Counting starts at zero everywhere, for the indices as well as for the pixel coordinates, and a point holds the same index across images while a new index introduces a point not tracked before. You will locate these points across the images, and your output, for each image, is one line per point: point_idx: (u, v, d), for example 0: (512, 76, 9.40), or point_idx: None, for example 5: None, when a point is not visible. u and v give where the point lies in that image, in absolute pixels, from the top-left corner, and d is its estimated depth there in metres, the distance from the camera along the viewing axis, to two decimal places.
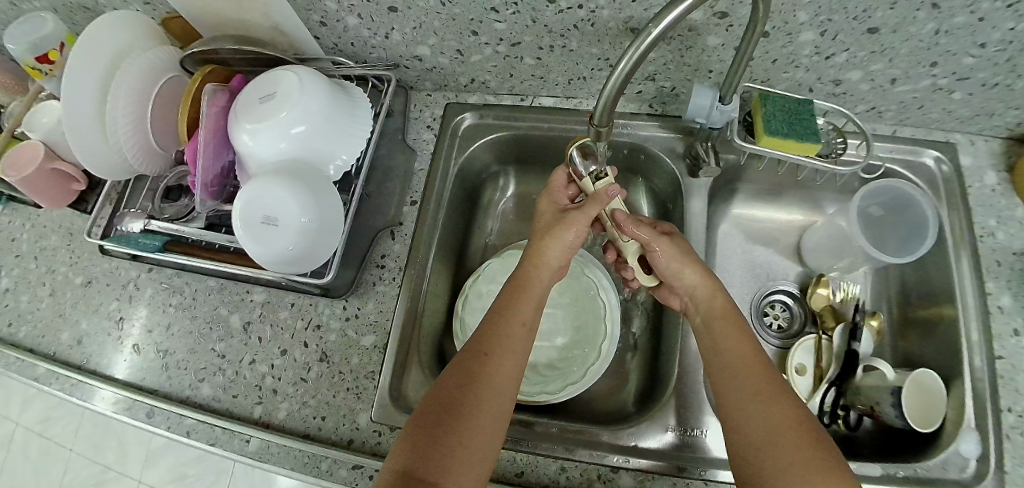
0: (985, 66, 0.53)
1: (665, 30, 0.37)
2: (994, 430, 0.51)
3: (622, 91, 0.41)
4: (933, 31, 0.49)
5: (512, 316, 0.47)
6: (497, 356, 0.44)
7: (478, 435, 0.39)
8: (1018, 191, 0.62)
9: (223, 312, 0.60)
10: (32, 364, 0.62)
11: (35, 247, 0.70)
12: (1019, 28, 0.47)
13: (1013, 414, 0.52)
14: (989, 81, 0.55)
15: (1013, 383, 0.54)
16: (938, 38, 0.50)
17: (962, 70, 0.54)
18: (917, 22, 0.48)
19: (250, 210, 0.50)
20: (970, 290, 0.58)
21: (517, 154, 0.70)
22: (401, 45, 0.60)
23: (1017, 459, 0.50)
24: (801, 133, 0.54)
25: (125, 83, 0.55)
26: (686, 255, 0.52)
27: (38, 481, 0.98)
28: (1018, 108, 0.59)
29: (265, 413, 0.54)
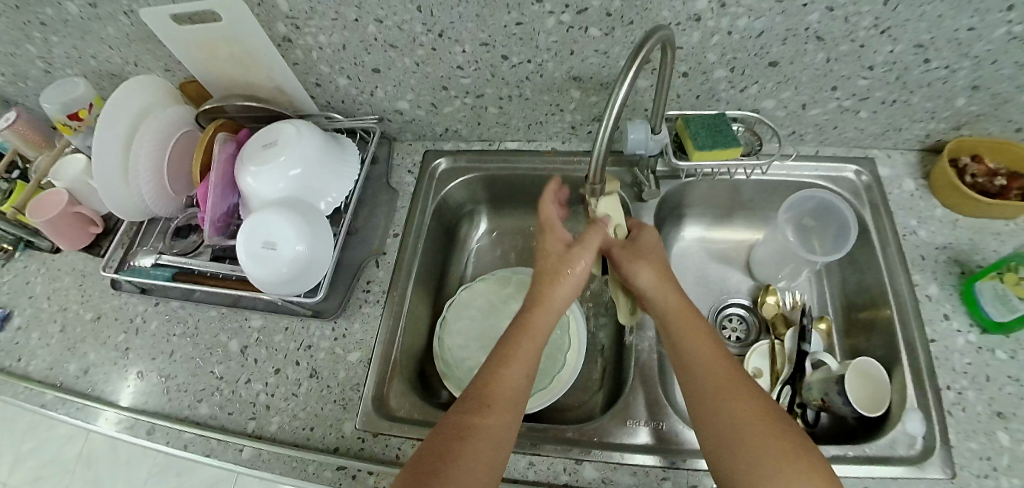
0: (880, 85, 0.63)
1: (624, 99, 0.44)
2: (935, 408, 0.56)
3: (609, 149, 0.49)
4: (825, 60, 0.60)
5: (506, 376, 0.49)
6: (492, 403, 0.46)
7: (470, 474, 0.42)
8: (934, 193, 0.71)
9: (222, 338, 0.66)
10: (40, 392, 0.67)
11: (48, 288, 0.77)
12: (896, 50, 0.58)
13: (953, 391, 0.57)
14: (888, 98, 0.65)
15: (949, 362, 0.59)
16: (831, 65, 0.61)
17: (860, 91, 0.64)
18: (809, 53, 0.59)
19: (254, 238, 0.57)
20: (901, 281, 0.65)
21: (488, 195, 0.79)
22: (384, 101, 0.70)
23: (961, 432, 0.55)
24: (725, 141, 0.63)
25: (149, 135, 0.64)
26: (646, 253, 0.59)
27: None
28: (921, 120, 0.69)
29: (258, 427, 0.58)
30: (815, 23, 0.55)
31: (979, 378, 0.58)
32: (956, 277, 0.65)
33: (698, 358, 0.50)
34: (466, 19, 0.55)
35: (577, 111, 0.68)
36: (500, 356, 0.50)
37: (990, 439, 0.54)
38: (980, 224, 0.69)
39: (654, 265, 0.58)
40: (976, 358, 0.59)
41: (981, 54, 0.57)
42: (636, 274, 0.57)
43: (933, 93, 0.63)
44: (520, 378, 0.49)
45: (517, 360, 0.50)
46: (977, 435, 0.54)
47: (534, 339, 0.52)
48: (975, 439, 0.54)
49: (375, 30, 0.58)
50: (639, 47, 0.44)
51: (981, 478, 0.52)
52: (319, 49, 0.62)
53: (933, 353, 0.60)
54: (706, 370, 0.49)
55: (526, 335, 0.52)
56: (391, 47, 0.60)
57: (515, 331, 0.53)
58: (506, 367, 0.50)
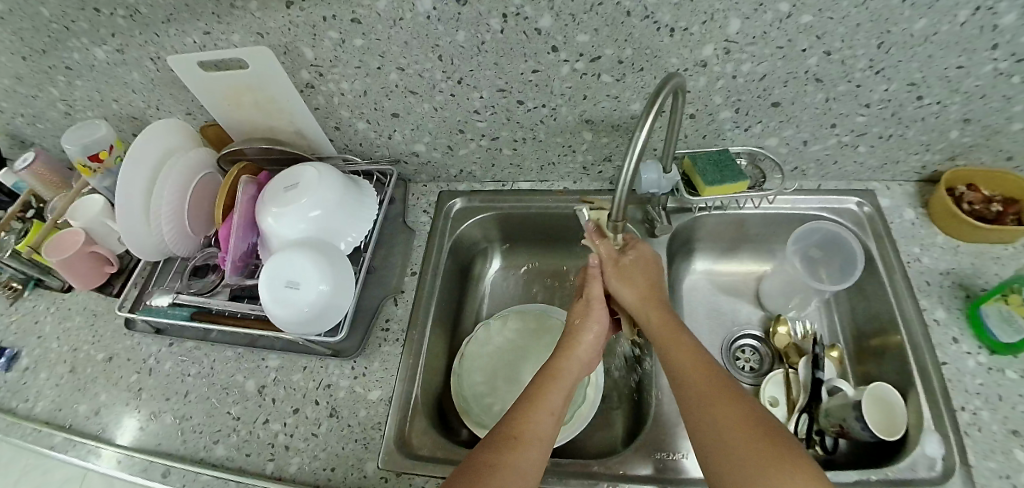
0: (875, 121, 0.67)
1: (644, 140, 0.46)
2: (952, 429, 0.57)
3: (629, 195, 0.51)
4: (825, 99, 0.63)
5: (531, 414, 0.50)
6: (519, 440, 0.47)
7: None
8: (934, 221, 0.74)
9: (239, 378, 0.66)
10: (49, 434, 0.66)
11: (58, 328, 0.76)
12: (890, 89, 0.61)
13: (967, 412, 0.59)
14: (884, 133, 0.69)
15: (961, 384, 0.61)
16: (830, 104, 0.64)
17: (858, 127, 0.68)
18: (809, 94, 0.62)
19: (277, 278, 0.58)
20: (909, 306, 0.67)
21: (501, 233, 0.81)
22: (401, 143, 0.73)
23: (979, 453, 0.56)
24: (731, 176, 0.66)
25: (172, 177, 0.65)
26: (639, 273, 0.62)
27: None
28: (917, 153, 0.72)
29: (276, 469, 0.58)
30: (814, 67, 0.59)
31: (991, 398, 0.59)
32: (961, 301, 0.67)
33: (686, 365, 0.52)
34: (485, 67, 0.58)
35: (589, 152, 0.71)
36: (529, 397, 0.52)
37: (1008, 458, 0.55)
38: (980, 249, 0.72)
39: (638, 276, 0.61)
40: (987, 379, 0.61)
41: (972, 90, 0.61)
42: (618, 290, 0.61)
43: (928, 127, 0.67)
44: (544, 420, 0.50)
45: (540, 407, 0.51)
46: (995, 454, 0.55)
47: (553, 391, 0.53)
48: (993, 458, 0.55)
49: (396, 78, 0.61)
50: (657, 92, 0.46)
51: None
52: (341, 95, 0.64)
53: (945, 375, 0.62)
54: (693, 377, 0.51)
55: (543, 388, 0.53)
56: (412, 94, 0.63)
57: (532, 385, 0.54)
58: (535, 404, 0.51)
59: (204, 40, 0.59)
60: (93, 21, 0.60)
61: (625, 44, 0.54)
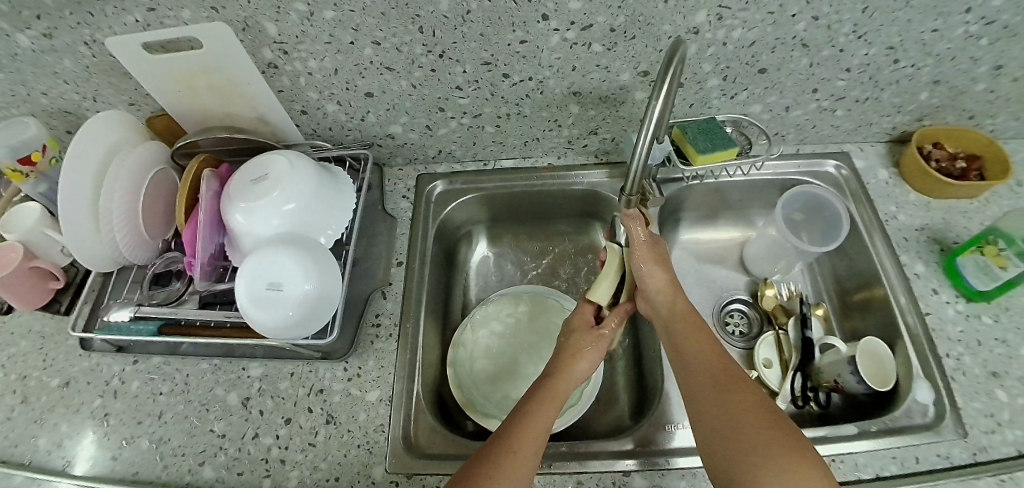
0: (855, 85, 0.67)
1: (659, 115, 0.45)
2: (940, 375, 0.60)
3: (644, 169, 0.50)
4: (809, 64, 0.63)
5: (536, 416, 0.48)
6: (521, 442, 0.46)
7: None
8: (906, 181, 0.76)
9: (220, 391, 0.61)
10: (4, 474, 0.59)
11: (0, 356, 0.68)
12: (871, 53, 0.62)
13: (952, 358, 0.61)
14: (862, 97, 0.70)
15: (944, 333, 0.63)
16: (813, 69, 0.64)
17: (839, 91, 0.68)
18: (794, 60, 0.62)
19: (255, 280, 0.53)
20: (890, 261, 0.69)
21: (486, 214, 0.78)
22: (375, 125, 0.68)
23: (966, 395, 0.58)
24: (722, 144, 0.66)
25: (122, 175, 0.58)
26: (662, 260, 0.59)
27: None
28: (889, 115, 0.74)
29: (274, 485, 0.54)
30: (801, 32, 0.58)
31: (972, 343, 0.62)
32: (938, 254, 0.70)
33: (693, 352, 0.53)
34: (469, 39, 0.54)
35: (575, 125, 0.69)
36: (530, 402, 0.50)
37: (990, 398, 0.58)
38: (949, 205, 0.74)
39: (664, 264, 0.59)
40: (966, 326, 0.64)
41: (944, 52, 0.62)
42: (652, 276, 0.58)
43: (903, 90, 0.68)
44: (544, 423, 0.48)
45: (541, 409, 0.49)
46: (980, 395, 0.58)
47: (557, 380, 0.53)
48: (978, 399, 0.58)
49: (371, 54, 0.56)
50: (666, 61, 0.42)
51: (990, 434, 0.56)
52: (309, 74, 0.59)
53: (929, 325, 0.64)
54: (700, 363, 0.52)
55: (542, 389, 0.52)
56: (388, 71, 0.58)
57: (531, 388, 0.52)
58: (536, 409, 0.49)
59: (148, 18, 0.53)
60: (12, 2, 0.51)
61: (618, 12, 0.52)
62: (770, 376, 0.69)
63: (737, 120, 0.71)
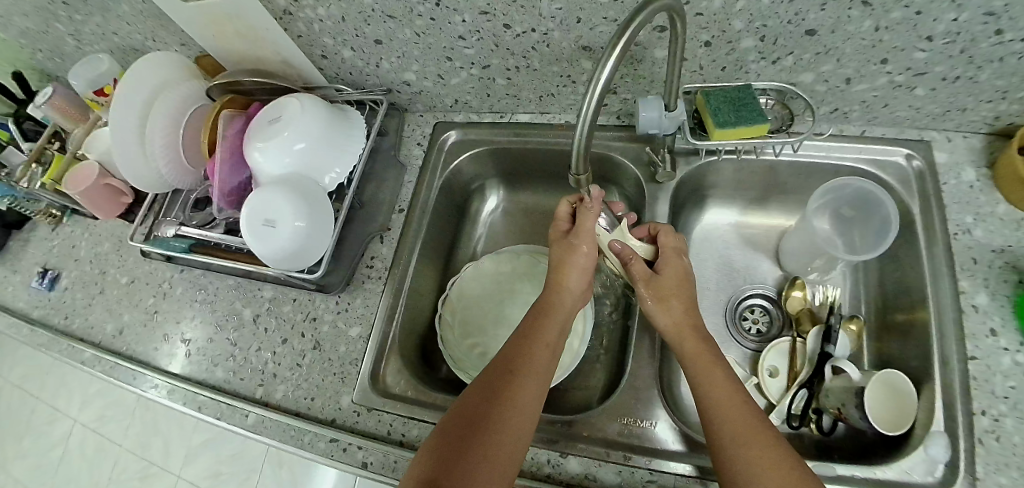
0: (939, 59, 0.53)
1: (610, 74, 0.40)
2: (964, 434, 0.49)
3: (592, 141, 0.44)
4: (873, 28, 0.51)
5: (529, 374, 0.46)
6: (515, 393, 0.44)
7: (497, 450, 0.41)
8: (997, 187, 0.61)
9: (237, 305, 0.69)
10: (81, 348, 0.73)
11: (91, 253, 0.82)
12: (962, 18, 0.48)
13: (987, 417, 0.50)
14: (950, 74, 0.55)
15: (988, 384, 0.51)
16: (880, 34, 0.52)
17: (916, 65, 0.55)
18: (853, 21, 0.51)
19: (256, 214, 0.58)
20: (945, 282, 0.57)
21: (501, 168, 0.75)
22: (391, 72, 0.67)
23: (990, 463, 0.48)
24: (748, 118, 0.58)
25: (162, 110, 0.66)
26: (671, 289, 0.54)
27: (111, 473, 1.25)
28: (990, 100, 0.58)
29: (265, 394, 0.61)
30: None
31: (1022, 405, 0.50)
32: (1008, 287, 0.56)
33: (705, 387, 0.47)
34: None
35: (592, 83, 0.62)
36: (524, 351, 0.48)
37: None
38: None
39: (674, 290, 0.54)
40: (1022, 382, 0.51)
41: None
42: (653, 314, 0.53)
43: (1008, 71, 0.53)
44: (537, 385, 0.46)
45: (537, 367, 0.47)
46: (1011, 469, 0.47)
47: (549, 331, 0.50)
48: (1008, 473, 0.47)
49: (370, 2, 0.55)
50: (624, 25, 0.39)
51: None
52: (321, 21, 0.60)
53: (970, 373, 0.52)
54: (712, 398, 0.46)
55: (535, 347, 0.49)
56: (390, 19, 0.58)
57: (522, 340, 0.49)
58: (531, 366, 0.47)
59: None
60: None
61: None
62: (771, 387, 0.63)
63: (781, 89, 0.63)
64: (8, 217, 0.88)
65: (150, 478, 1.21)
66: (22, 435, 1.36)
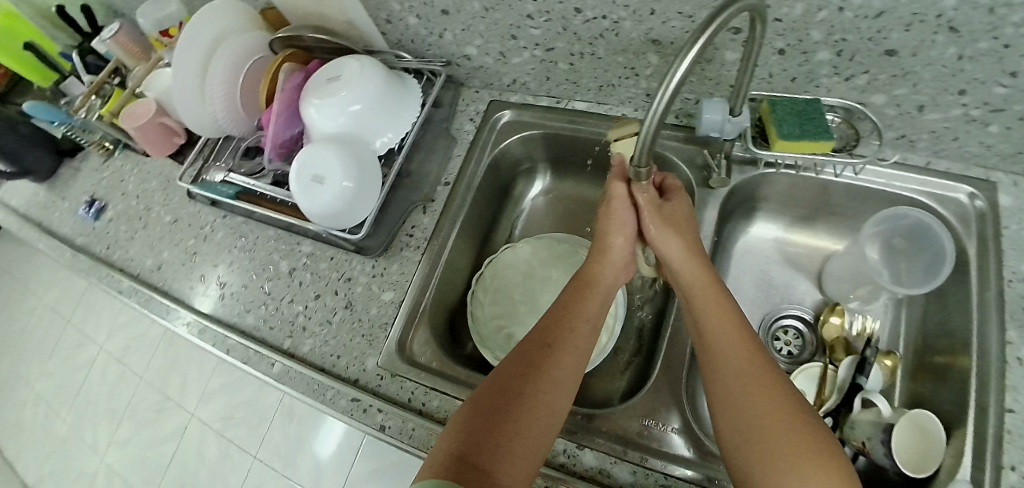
0: (1020, 97, 0.50)
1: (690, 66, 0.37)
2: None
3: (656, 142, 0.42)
4: (956, 56, 0.48)
5: (567, 353, 0.46)
6: (551, 369, 0.44)
7: (533, 428, 0.41)
8: None
9: (275, 257, 0.70)
10: (119, 279, 0.75)
11: (137, 189, 0.84)
12: None
13: (1016, 474, 0.46)
14: None
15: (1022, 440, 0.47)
16: (962, 64, 0.49)
17: (996, 101, 0.51)
18: (937, 46, 0.48)
19: (305, 169, 0.58)
20: (992, 329, 0.52)
21: (550, 154, 0.74)
22: (452, 44, 0.67)
23: None
24: (814, 132, 0.56)
25: (224, 56, 0.67)
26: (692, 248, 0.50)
27: (131, 402, 1.31)
28: None
29: (292, 346, 0.62)
30: (951, 11, 0.44)
31: None
32: None
33: (720, 363, 0.43)
34: None
35: (654, 78, 0.60)
36: (561, 328, 0.47)
37: None
38: None
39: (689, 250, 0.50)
40: None
41: None
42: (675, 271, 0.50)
43: None
44: (575, 362, 0.46)
45: (575, 345, 0.46)
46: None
47: (588, 310, 0.49)
48: None
49: None
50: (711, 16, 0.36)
51: None
52: None
53: (1004, 426, 0.48)
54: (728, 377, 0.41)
55: (572, 327, 0.48)
56: None
57: (559, 317, 0.48)
58: (568, 345, 0.46)
59: None
60: None
61: None
62: None
63: (849, 107, 0.60)
64: (63, 145, 0.91)
65: (166, 412, 1.27)
66: (57, 354, 1.45)
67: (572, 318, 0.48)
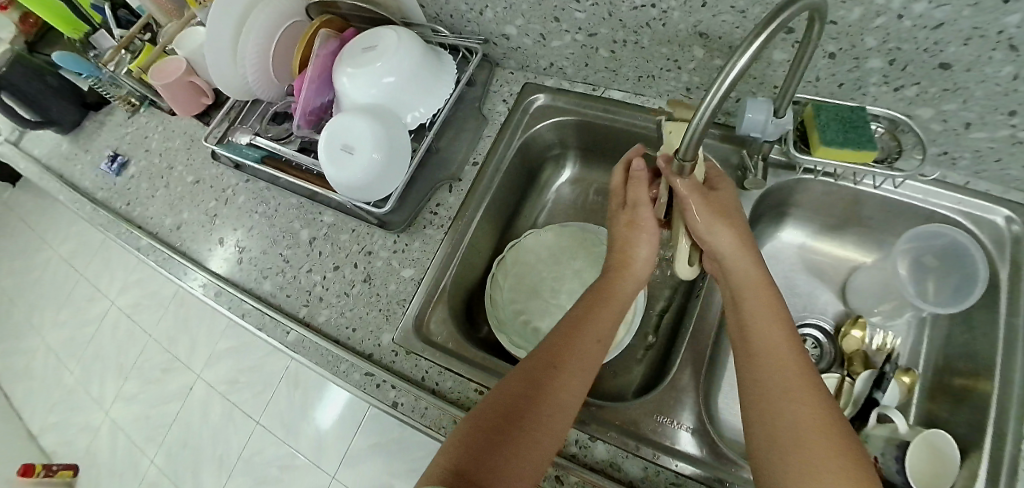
0: None
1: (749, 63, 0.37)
2: None
3: (702, 138, 0.42)
4: (1012, 75, 0.47)
5: (574, 371, 0.45)
6: (559, 385, 0.43)
7: (534, 445, 0.40)
8: None
9: (296, 225, 0.69)
10: (138, 236, 0.75)
11: (161, 146, 0.84)
12: None
13: None
14: None
15: None
16: (1018, 84, 0.47)
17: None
18: (993, 63, 0.46)
19: (335, 138, 0.58)
20: (1016, 356, 0.50)
21: (581, 141, 0.73)
22: (492, 23, 0.65)
23: None
24: (857, 141, 0.54)
25: (259, 19, 0.66)
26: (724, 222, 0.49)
27: (137, 359, 1.33)
28: None
29: (308, 315, 0.62)
30: (1015, 28, 0.42)
31: None
32: None
33: (756, 369, 0.42)
34: None
35: (697, 72, 0.59)
36: (570, 343, 0.46)
37: None
38: None
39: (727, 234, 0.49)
40: None
41: None
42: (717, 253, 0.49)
43: None
44: (583, 379, 0.45)
45: (584, 363, 0.45)
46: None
47: (599, 326, 0.48)
48: None
49: None
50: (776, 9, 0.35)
51: None
52: None
53: (1020, 452, 0.46)
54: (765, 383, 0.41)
55: (582, 343, 0.46)
56: None
57: (570, 332, 0.47)
58: (577, 362, 0.45)
59: None
60: None
61: None
62: None
63: (895, 118, 0.58)
64: (88, 97, 0.91)
65: (171, 372, 1.28)
66: (69, 306, 1.47)
67: (583, 332, 0.47)
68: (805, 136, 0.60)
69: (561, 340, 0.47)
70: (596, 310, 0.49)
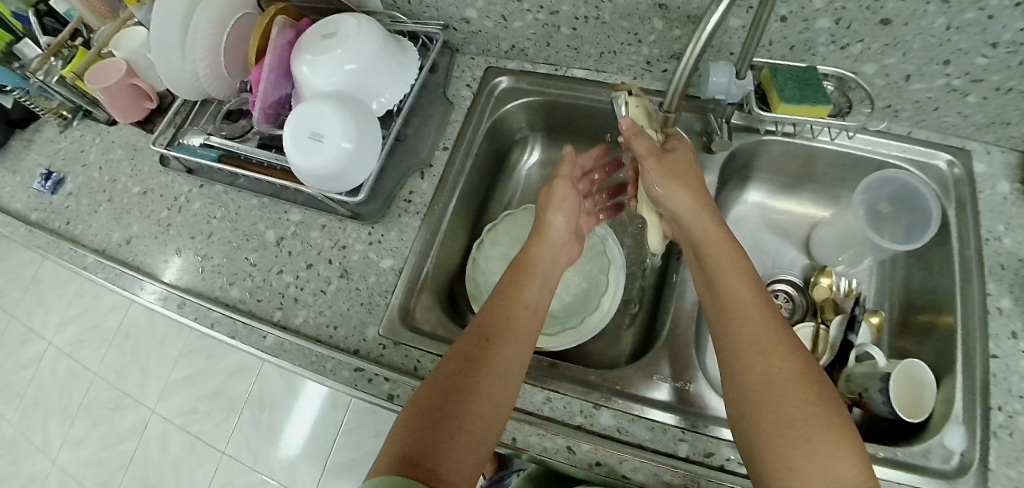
0: (998, 68, 0.53)
1: (711, 31, 0.41)
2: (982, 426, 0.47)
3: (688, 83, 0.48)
4: (945, 26, 0.51)
5: (510, 340, 0.44)
6: (496, 353, 0.43)
7: (478, 420, 0.39)
8: None
9: (260, 227, 0.65)
10: (83, 255, 0.69)
11: (101, 159, 0.78)
12: None
13: (1003, 413, 0.47)
14: (1005, 85, 0.54)
15: (1006, 383, 0.49)
16: (950, 34, 0.52)
17: (976, 70, 0.54)
18: (928, 16, 0.51)
19: (301, 127, 0.55)
20: (972, 283, 0.54)
21: (546, 121, 0.73)
22: (451, 6, 0.65)
23: (1004, 458, 0.45)
24: (813, 97, 0.57)
25: (205, 14, 0.62)
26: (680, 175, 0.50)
27: (84, 400, 1.21)
28: None
29: (284, 317, 0.59)
30: None
31: None
32: None
33: (724, 317, 0.43)
34: None
35: (657, 44, 0.60)
36: (499, 315, 0.46)
37: None
38: None
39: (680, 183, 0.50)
40: None
41: None
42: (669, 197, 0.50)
43: None
44: (521, 346, 0.44)
45: (521, 332, 0.45)
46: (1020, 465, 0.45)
47: (527, 293, 0.48)
48: (1018, 468, 0.45)
49: None
50: None
51: None
52: None
53: (990, 369, 0.50)
54: (738, 333, 0.41)
55: (515, 312, 0.46)
56: None
57: (500, 304, 0.47)
58: (514, 332, 0.45)
59: None
60: None
61: None
62: None
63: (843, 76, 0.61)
64: (12, 114, 0.83)
65: (123, 408, 1.18)
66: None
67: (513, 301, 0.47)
68: (764, 98, 0.63)
69: (491, 311, 0.46)
70: (525, 280, 0.49)
